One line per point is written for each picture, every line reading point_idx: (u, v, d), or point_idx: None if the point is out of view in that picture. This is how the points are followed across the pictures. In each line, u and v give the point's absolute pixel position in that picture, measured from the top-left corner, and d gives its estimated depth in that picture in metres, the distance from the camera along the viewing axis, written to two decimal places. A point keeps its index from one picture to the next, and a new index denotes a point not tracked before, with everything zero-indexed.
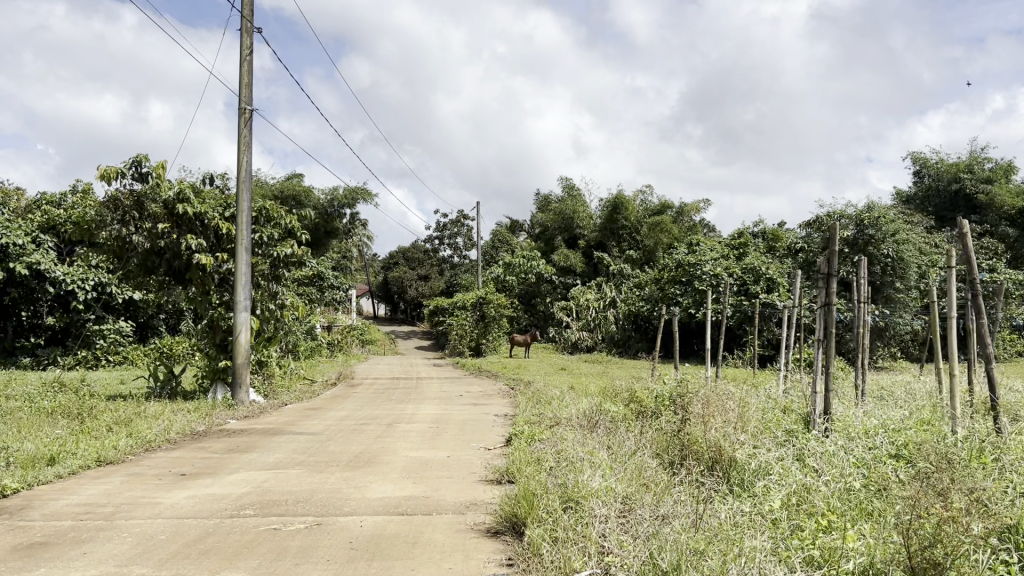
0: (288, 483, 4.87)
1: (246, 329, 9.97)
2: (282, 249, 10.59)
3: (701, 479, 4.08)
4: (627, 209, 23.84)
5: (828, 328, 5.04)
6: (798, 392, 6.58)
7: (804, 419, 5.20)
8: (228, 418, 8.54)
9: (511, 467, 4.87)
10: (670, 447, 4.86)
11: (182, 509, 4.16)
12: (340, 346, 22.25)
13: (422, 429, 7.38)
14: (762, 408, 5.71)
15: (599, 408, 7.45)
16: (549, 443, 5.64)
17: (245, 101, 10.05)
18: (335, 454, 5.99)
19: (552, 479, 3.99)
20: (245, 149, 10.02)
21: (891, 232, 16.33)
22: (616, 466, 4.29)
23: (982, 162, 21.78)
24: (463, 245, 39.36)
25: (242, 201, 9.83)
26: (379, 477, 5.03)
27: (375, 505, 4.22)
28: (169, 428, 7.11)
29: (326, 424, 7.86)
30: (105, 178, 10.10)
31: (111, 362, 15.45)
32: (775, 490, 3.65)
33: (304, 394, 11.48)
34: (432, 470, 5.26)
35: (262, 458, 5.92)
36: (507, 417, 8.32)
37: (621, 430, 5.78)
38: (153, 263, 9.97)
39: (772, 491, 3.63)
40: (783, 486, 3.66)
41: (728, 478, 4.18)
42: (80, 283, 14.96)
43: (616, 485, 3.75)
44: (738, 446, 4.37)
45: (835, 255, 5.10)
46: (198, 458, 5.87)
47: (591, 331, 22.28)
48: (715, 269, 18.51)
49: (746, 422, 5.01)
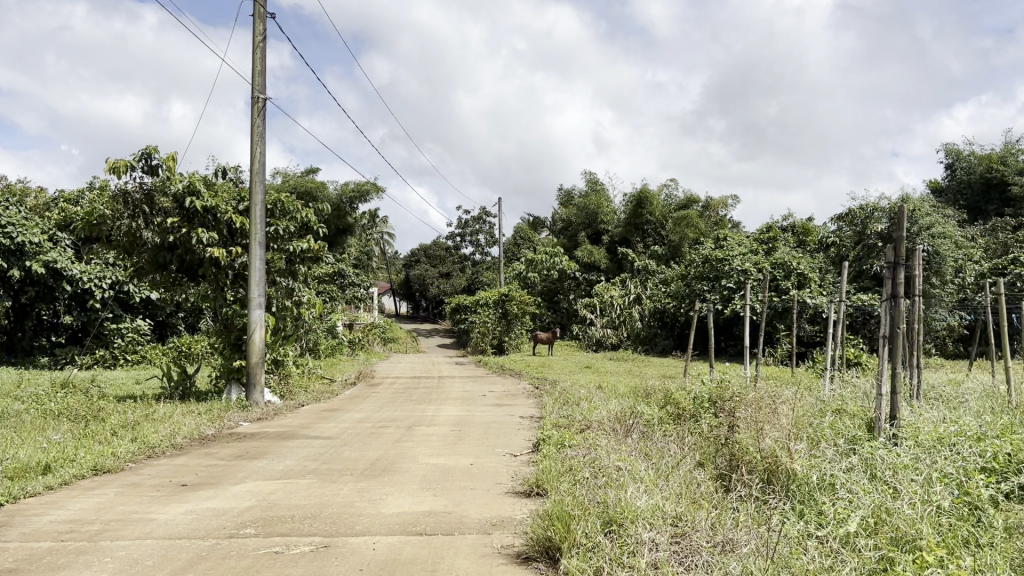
0: (295, 496, 4.44)
1: (260, 328, 9.55)
2: (299, 244, 10.14)
3: (759, 496, 3.60)
4: (652, 204, 23.31)
5: (895, 325, 4.41)
6: (851, 394, 6.06)
7: (867, 425, 4.66)
8: (240, 420, 8.13)
9: (542, 479, 4.40)
10: (719, 457, 4.37)
11: (175, 528, 3.74)
12: (362, 344, 21.88)
13: (443, 432, 6.94)
14: (817, 414, 5.21)
15: (632, 411, 6.97)
16: (583, 450, 5.17)
17: (258, 89, 9.67)
18: (349, 461, 5.55)
19: (592, 497, 3.52)
20: (258, 140, 9.63)
21: (926, 226, 15.82)
22: (662, 480, 3.81)
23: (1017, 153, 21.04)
24: (485, 242, 39.12)
25: (255, 193, 9.43)
26: (396, 489, 4.57)
27: (391, 523, 3.77)
28: (175, 432, 6.72)
29: (343, 427, 7.44)
30: (114, 172, 9.76)
31: (129, 362, 15.12)
32: (851, 510, 3.17)
33: (322, 395, 11.06)
34: (454, 480, 4.81)
35: (273, 465, 5.50)
36: (534, 419, 7.87)
37: (661, 437, 5.30)
38: (164, 260, 9.61)
39: (847, 513, 3.15)
40: (859, 505, 3.18)
41: (788, 493, 3.70)
42: (97, 281, 14.71)
43: (665, 505, 3.28)
44: (797, 456, 3.89)
45: (905, 241, 4.41)
46: (203, 466, 5.46)
47: (615, 328, 21.71)
48: (745, 265, 17.94)
49: (802, 429, 4.52)
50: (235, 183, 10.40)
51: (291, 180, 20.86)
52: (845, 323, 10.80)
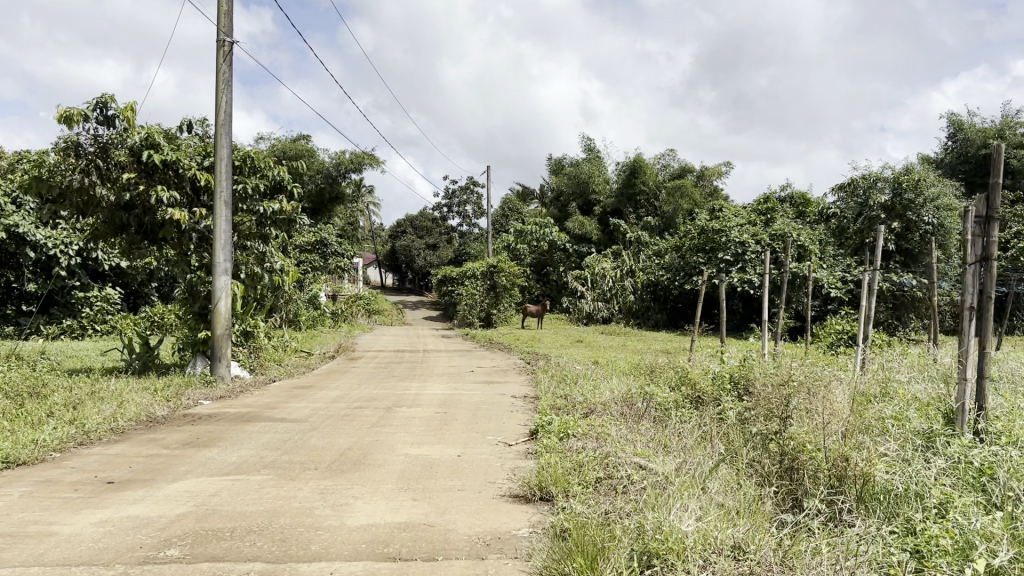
0: (240, 500, 3.59)
1: (226, 296, 8.66)
2: (269, 205, 9.18)
3: (838, 519, 2.81)
4: (645, 173, 22.35)
5: (985, 291, 3.54)
6: (897, 377, 5.23)
7: (938, 409, 3.85)
8: (200, 399, 7.26)
9: (547, 481, 3.57)
10: (767, 459, 3.57)
11: (75, 548, 2.90)
12: (345, 317, 21.01)
13: (428, 415, 6.08)
14: (871, 402, 4.38)
15: (640, 392, 6.13)
16: (593, 443, 4.34)
17: (224, 32, 8.71)
18: (315, 452, 4.70)
19: (624, 519, 2.72)
20: (225, 88, 8.69)
21: (932, 197, 15.14)
22: (705, 490, 3.00)
23: (1013, 127, 20.15)
24: (472, 214, 38.22)
25: (221, 147, 8.51)
26: (366, 490, 3.73)
27: (357, 542, 2.95)
28: (120, 414, 5.85)
29: (314, 407, 6.61)
30: (65, 122, 8.78)
31: (98, 332, 14.22)
32: (979, 555, 2.40)
33: (297, 369, 10.17)
34: (437, 478, 3.98)
35: (225, 456, 4.65)
36: (529, 400, 7.04)
37: (684, 429, 4.52)
38: (121, 221, 8.70)
39: (977, 558, 2.38)
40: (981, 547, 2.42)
41: (872, 514, 2.92)
42: (64, 247, 13.70)
43: (724, 529, 2.49)
44: (875, 461, 3.11)
45: (999, 188, 3.51)
46: (142, 457, 4.61)
47: (607, 301, 20.78)
48: (743, 237, 17.16)
49: (859, 420, 3.73)
50: (202, 138, 9.47)
51: (277, 144, 19.85)
52: (866, 295, 9.82)
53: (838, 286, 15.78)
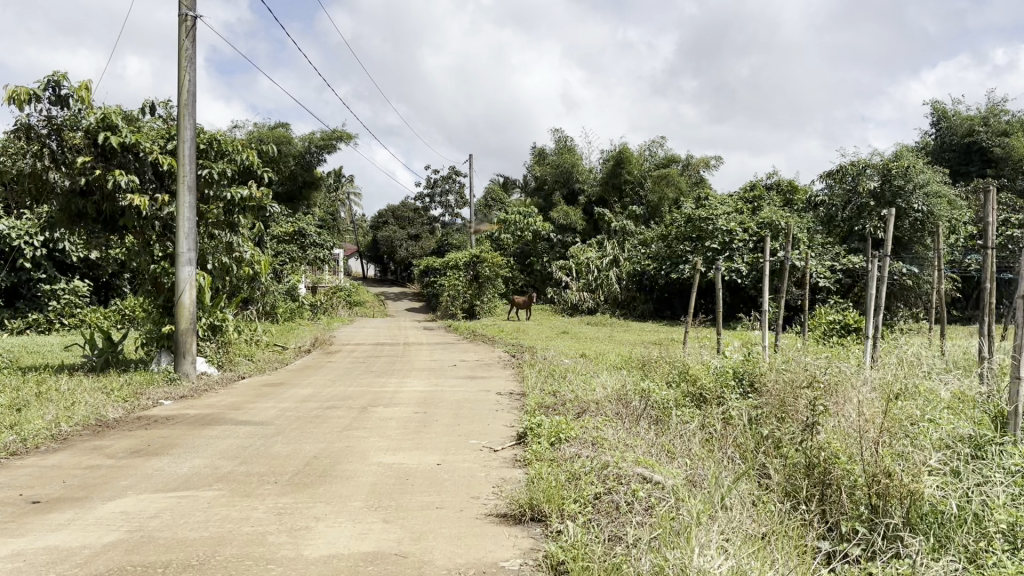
0: (183, 523, 3.09)
1: (190, 288, 8.09)
2: (237, 190, 8.51)
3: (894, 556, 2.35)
4: (631, 162, 22.00)
5: None
6: (915, 371, 4.78)
7: (989, 412, 3.38)
8: (160, 399, 6.70)
9: (540, 499, 3.09)
10: (791, 471, 3.12)
11: None
12: (325, 309, 20.43)
13: (406, 416, 5.59)
14: (899, 401, 3.92)
15: (635, 388, 5.66)
16: (588, 449, 3.86)
17: (188, 6, 8.13)
18: (278, 461, 4.20)
19: (639, 557, 2.24)
20: (187, 66, 8.11)
21: (922, 183, 14.64)
22: (730, 513, 2.53)
23: (999, 114, 19.78)
24: (454, 204, 37.67)
25: (185, 128, 7.92)
26: (331, 510, 3.23)
27: None
28: (66, 419, 5.30)
29: (282, 408, 6.11)
30: (14, 102, 8.17)
31: (65, 326, 13.56)
32: None
33: (268, 365, 9.62)
34: (413, 493, 3.49)
35: (175, 466, 4.13)
36: (515, 397, 6.57)
37: (688, 434, 4.05)
38: (77, 208, 8.06)
39: None
40: None
41: (931, 540, 2.47)
42: (27, 237, 13.04)
43: (762, 571, 2.02)
44: (927, 476, 2.65)
45: None
46: (81, 469, 4.08)
47: (592, 291, 20.25)
48: (730, 225, 16.75)
49: (893, 424, 3.27)
50: (166, 121, 8.90)
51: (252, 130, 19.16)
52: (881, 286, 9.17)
53: (827, 275, 15.41)
